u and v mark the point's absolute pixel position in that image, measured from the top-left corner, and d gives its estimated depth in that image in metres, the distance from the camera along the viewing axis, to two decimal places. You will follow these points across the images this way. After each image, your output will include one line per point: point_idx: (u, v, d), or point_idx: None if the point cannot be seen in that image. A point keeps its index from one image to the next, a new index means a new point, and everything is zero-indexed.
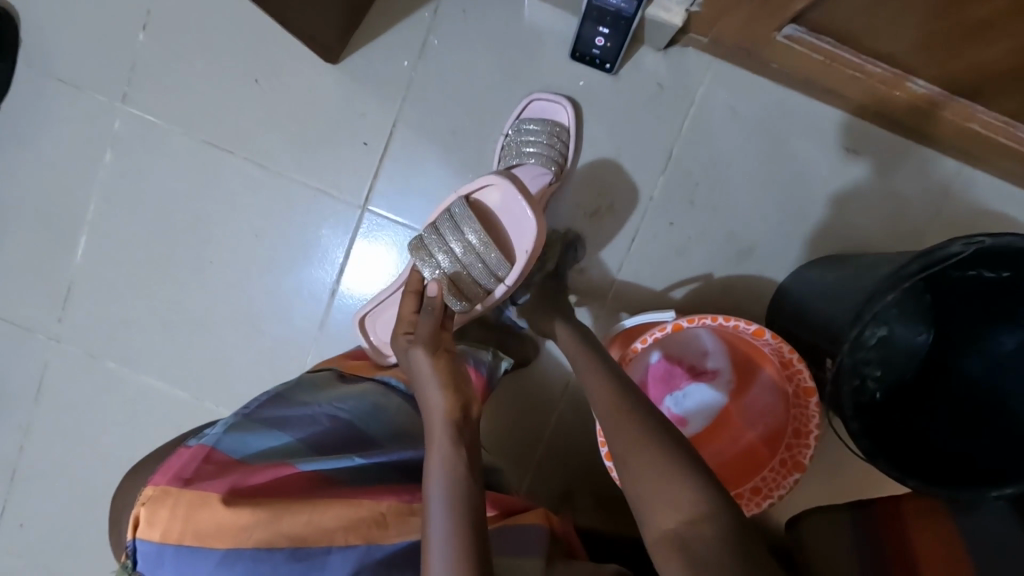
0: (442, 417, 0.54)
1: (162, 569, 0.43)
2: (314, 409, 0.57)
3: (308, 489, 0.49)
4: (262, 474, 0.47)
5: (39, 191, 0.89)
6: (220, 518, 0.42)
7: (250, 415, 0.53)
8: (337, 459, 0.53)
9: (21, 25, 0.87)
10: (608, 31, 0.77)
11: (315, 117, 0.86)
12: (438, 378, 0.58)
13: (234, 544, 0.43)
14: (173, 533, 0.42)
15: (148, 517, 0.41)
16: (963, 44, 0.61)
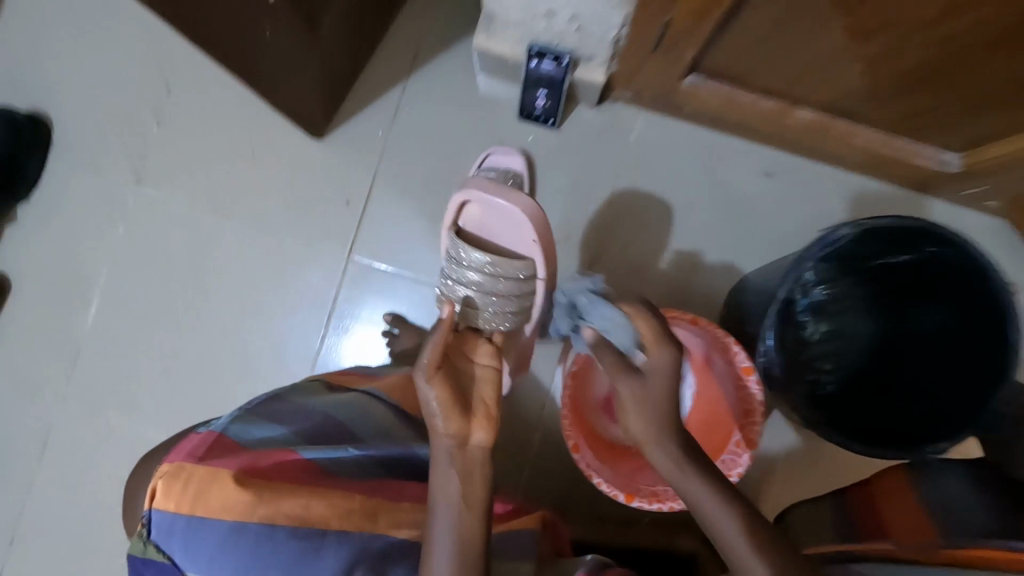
0: (445, 448, 0.53)
1: (171, 540, 0.49)
2: (311, 409, 0.65)
3: (306, 474, 0.56)
4: (266, 457, 0.54)
5: (60, 266, 1.01)
6: (229, 494, 0.49)
7: (255, 416, 0.60)
8: (333, 452, 0.60)
9: (52, 126, 1.01)
10: (545, 93, 0.90)
11: (305, 183, 0.99)
12: (441, 406, 0.54)
13: (238, 517, 0.49)
14: (185, 503, 0.49)
15: (164, 489, 0.49)
16: (827, 75, 0.73)
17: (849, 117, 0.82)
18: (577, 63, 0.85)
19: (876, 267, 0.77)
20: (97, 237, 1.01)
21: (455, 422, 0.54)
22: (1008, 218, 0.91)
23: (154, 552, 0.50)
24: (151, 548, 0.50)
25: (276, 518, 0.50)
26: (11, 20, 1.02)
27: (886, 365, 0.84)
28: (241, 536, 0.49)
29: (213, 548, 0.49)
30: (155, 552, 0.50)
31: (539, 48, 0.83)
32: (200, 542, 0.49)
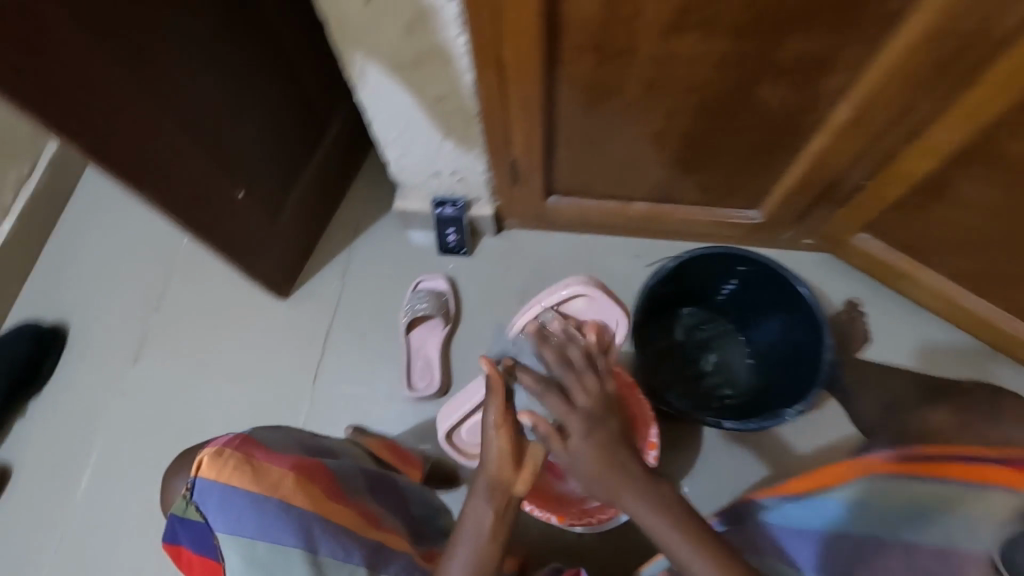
0: (497, 497, 0.59)
1: (209, 502, 0.49)
2: (317, 442, 0.69)
3: (327, 481, 0.57)
4: (296, 458, 0.57)
5: (64, 445, 1.16)
6: (269, 470, 0.52)
7: (280, 435, 0.63)
8: (348, 476, 0.62)
9: (68, 329, 1.25)
10: (453, 230, 1.19)
11: (276, 334, 1.21)
12: (507, 457, 0.59)
13: (274, 492, 0.51)
14: (228, 470, 0.50)
15: (214, 455, 0.50)
16: (637, 178, 1.02)
17: (671, 202, 1.09)
18: (470, 204, 1.17)
19: (725, 296, 1.04)
20: (100, 412, 1.17)
21: (509, 472, 0.60)
22: (827, 250, 1.16)
23: (191, 514, 0.50)
24: (190, 508, 0.50)
25: (297, 500, 0.52)
26: (44, 258, 1.31)
27: (769, 378, 1.01)
28: (268, 505, 0.50)
29: (244, 512, 0.49)
30: (192, 514, 0.50)
31: (440, 198, 1.15)
32: (234, 504, 0.49)
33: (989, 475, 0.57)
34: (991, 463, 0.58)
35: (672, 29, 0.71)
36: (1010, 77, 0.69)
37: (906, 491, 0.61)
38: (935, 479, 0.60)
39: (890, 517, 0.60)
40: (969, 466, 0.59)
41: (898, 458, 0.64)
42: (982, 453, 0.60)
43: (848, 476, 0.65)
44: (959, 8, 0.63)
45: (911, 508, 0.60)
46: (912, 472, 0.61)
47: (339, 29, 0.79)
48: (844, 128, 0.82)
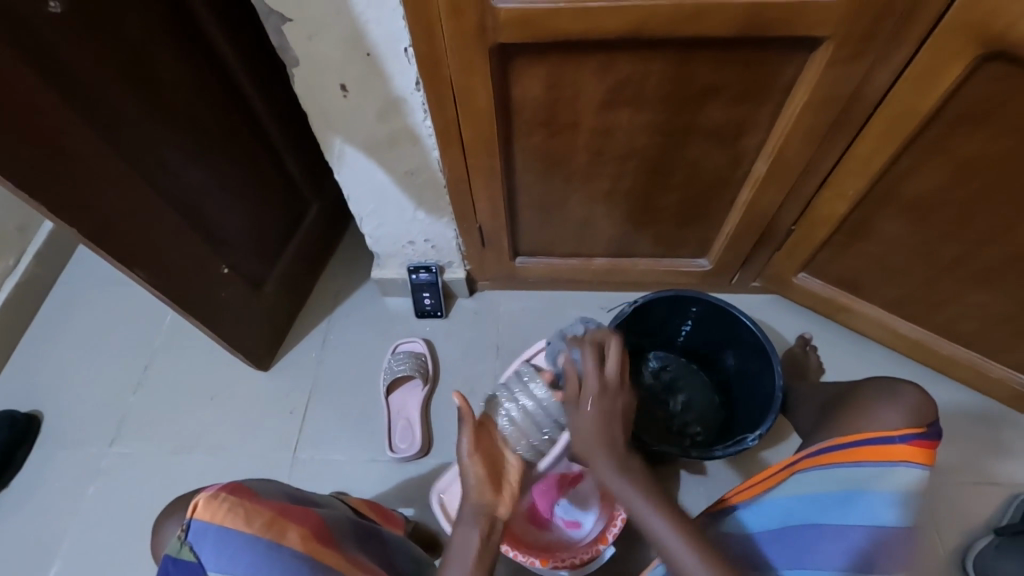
0: (471, 506, 0.69)
1: (203, 541, 0.50)
2: (301, 493, 0.69)
3: (314, 525, 0.59)
4: (283, 504, 0.58)
5: (30, 538, 1.11)
6: (259, 513, 0.53)
7: (269, 484, 0.64)
8: (334, 522, 0.64)
9: (41, 417, 1.23)
10: (429, 294, 1.26)
11: (256, 407, 1.22)
12: (480, 472, 0.69)
13: (265, 531, 0.52)
14: (222, 512, 0.51)
15: (209, 498, 0.51)
16: (595, 235, 1.13)
17: (629, 255, 1.18)
18: (444, 268, 1.25)
19: (685, 338, 1.14)
20: (71, 501, 1.14)
21: (484, 496, 0.68)
22: (773, 292, 1.27)
23: (185, 554, 0.50)
24: (184, 549, 0.50)
25: (285, 539, 0.54)
26: (22, 348, 1.32)
27: (733, 411, 1.09)
28: (258, 544, 0.51)
29: (237, 551, 0.50)
30: (186, 554, 0.50)
31: (415, 264, 1.23)
32: (227, 545, 0.50)
33: (891, 455, 0.66)
34: (893, 441, 0.66)
35: (606, 106, 0.84)
36: (884, 131, 0.83)
37: (835, 479, 0.67)
38: (856, 465, 0.66)
39: (825, 504, 0.66)
40: (878, 447, 0.66)
41: (824, 450, 0.69)
42: (885, 431, 0.67)
43: (785, 475, 0.70)
44: (833, 81, 0.77)
45: (840, 493, 0.66)
46: (838, 463, 0.67)
47: (321, 118, 0.90)
48: (764, 182, 0.95)
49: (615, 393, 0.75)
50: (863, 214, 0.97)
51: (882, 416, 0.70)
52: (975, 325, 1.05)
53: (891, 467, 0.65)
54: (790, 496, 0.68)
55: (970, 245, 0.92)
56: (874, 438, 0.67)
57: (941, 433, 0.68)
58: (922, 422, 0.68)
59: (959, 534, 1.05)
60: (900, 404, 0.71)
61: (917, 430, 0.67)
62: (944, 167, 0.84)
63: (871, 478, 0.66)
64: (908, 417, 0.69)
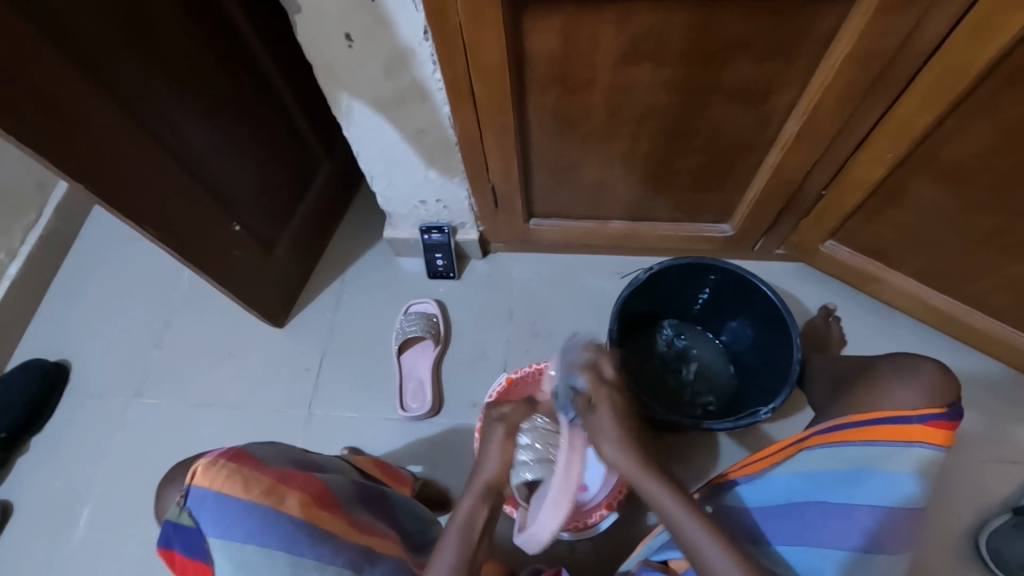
0: (485, 481, 0.65)
1: (203, 507, 0.51)
2: (308, 456, 0.71)
3: (316, 490, 0.60)
4: (286, 470, 0.58)
5: (64, 480, 1.18)
6: (258, 479, 0.54)
7: (272, 448, 0.65)
8: (338, 487, 0.65)
9: (69, 367, 1.28)
10: (441, 256, 1.25)
11: (272, 364, 1.25)
12: (500, 457, 0.65)
13: (264, 498, 0.53)
14: (220, 479, 0.51)
15: (208, 465, 0.52)
16: (611, 198, 1.08)
17: (647, 219, 1.14)
18: (456, 229, 1.22)
19: (700, 307, 1.11)
20: (101, 447, 1.20)
21: (501, 473, 0.65)
22: (797, 259, 1.22)
23: (184, 519, 0.51)
24: (184, 513, 0.51)
25: (284, 505, 0.54)
26: (48, 300, 1.36)
27: (747, 382, 1.07)
28: (256, 511, 0.52)
29: (235, 518, 0.51)
30: (186, 519, 0.51)
31: (428, 225, 1.21)
32: (225, 512, 0.51)
33: (906, 434, 0.63)
34: (909, 421, 0.63)
35: (626, 59, 0.78)
36: (932, 89, 0.76)
37: (844, 457, 0.65)
38: (866, 445, 0.64)
39: (829, 482, 0.64)
40: (891, 427, 0.64)
41: (830, 429, 0.67)
42: (901, 411, 0.64)
43: (790, 452, 0.68)
44: (879, 30, 0.70)
45: (847, 470, 0.64)
46: (846, 442, 0.65)
47: (326, 71, 0.87)
48: (795, 143, 0.89)
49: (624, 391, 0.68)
50: (901, 179, 0.91)
51: (902, 396, 0.67)
52: (1013, 300, 0.99)
53: (904, 447, 0.63)
54: (794, 474, 0.67)
55: (1016, 214, 0.85)
56: (889, 417, 0.64)
57: (962, 413, 0.64)
58: (942, 401, 0.65)
59: (973, 511, 1.03)
60: (920, 381, 0.68)
61: (936, 410, 0.63)
62: (997, 129, 0.77)
63: (881, 458, 0.63)
64: (928, 395, 0.66)
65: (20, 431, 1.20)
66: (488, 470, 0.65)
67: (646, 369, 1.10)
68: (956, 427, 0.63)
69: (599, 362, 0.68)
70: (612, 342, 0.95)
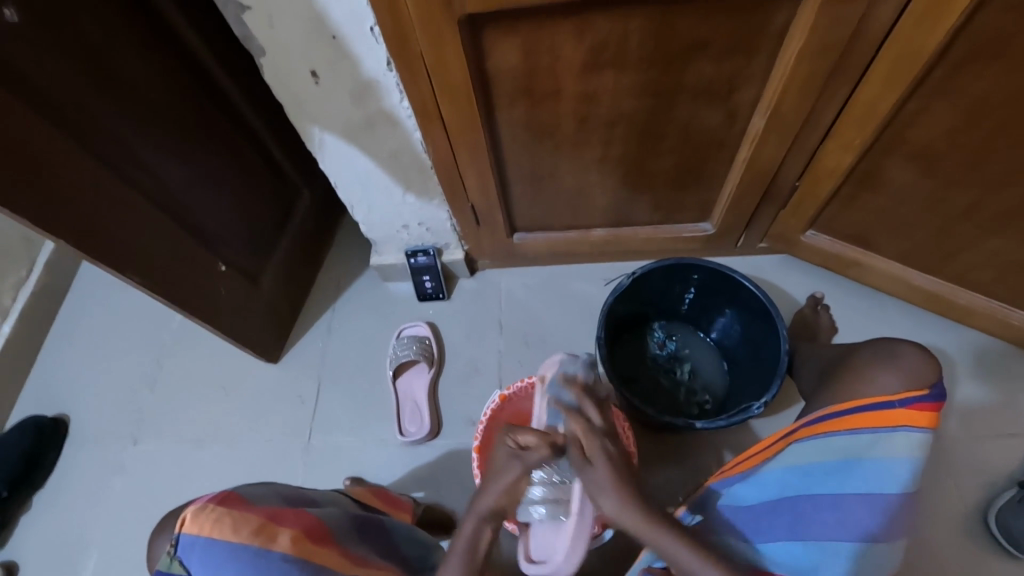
0: (490, 504, 0.67)
1: (193, 555, 0.51)
2: (302, 493, 0.71)
3: (308, 525, 0.60)
4: (276, 508, 0.58)
5: (66, 535, 1.17)
6: (248, 520, 0.54)
7: (262, 487, 0.65)
8: (331, 520, 0.65)
9: (65, 420, 1.28)
10: (428, 278, 1.25)
11: (267, 399, 1.24)
12: (505, 487, 0.66)
13: (253, 538, 0.53)
14: (209, 524, 0.52)
15: (196, 511, 0.52)
16: (590, 207, 1.10)
17: (628, 224, 1.15)
18: (441, 250, 1.24)
19: (688, 306, 1.11)
20: (100, 498, 1.19)
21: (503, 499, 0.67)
22: (780, 252, 1.23)
23: (175, 569, 0.51)
24: (175, 563, 0.51)
25: (275, 543, 0.54)
26: (41, 355, 1.36)
27: (740, 378, 1.07)
28: (247, 552, 0.52)
29: (226, 562, 0.51)
30: (176, 568, 0.51)
31: (412, 248, 1.22)
32: (215, 557, 0.51)
33: (890, 420, 0.63)
34: (892, 406, 0.63)
35: (589, 69, 0.80)
36: (890, 72, 0.77)
37: (832, 447, 0.65)
38: (853, 433, 0.64)
39: (821, 474, 0.64)
40: (876, 413, 0.64)
41: (818, 421, 0.67)
42: (883, 396, 0.65)
43: (780, 446, 0.69)
44: (828, 23, 0.72)
45: (837, 460, 0.64)
46: (834, 432, 0.65)
47: (295, 107, 0.88)
48: (762, 137, 0.90)
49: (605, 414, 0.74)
50: (871, 163, 0.92)
51: (886, 381, 0.68)
52: (995, 273, 0.99)
53: (891, 433, 0.63)
54: (786, 467, 0.67)
55: (985, 187, 0.87)
56: (873, 403, 0.64)
57: (946, 393, 0.64)
58: (924, 383, 0.65)
59: (981, 489, 1.02)
60: (902, 365, 0.68)
61: (919, 393, 0.63)
62: (955, 107, 0.79)
63: (870, 444, 0.63)
64: (910, 379, 0.66)
65: (20, 488, 1.19)
66: (490, 496, 0.67)
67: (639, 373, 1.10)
68: (940, 408, 0.63)
69: (582, 406, 0.72)
70: (600, 349, 0.95)
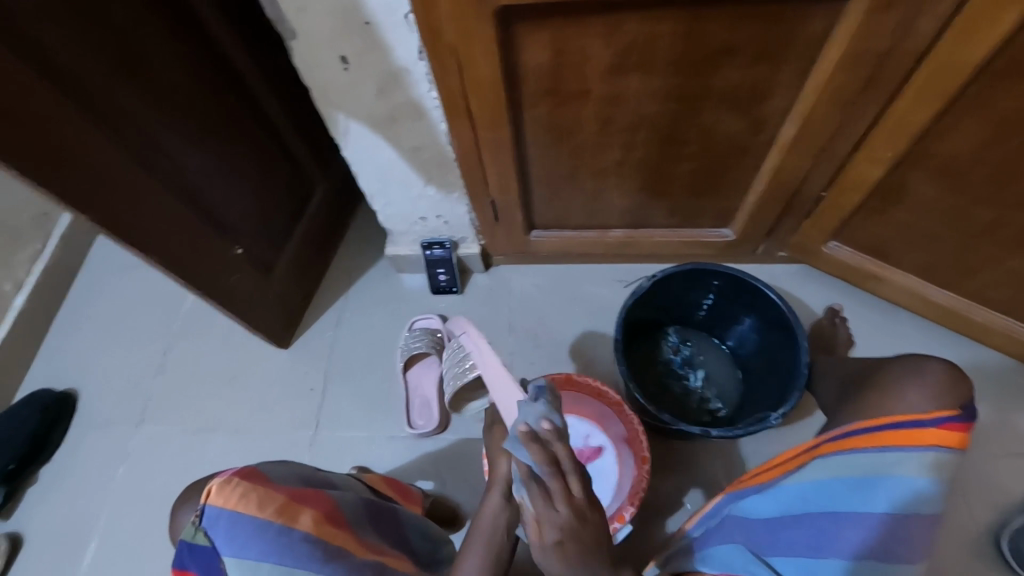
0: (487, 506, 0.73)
1: (217, 527, 0.50)
2: (319, 474, 0.71)
3: (327, 509, 0.59)
4: (297, 488, 0.58)
5: (73, 509, 1.18)
6: (272, 498, 0.53)
7: (281, 467, 0.64)
8: (348, 504, 0.64)
9: (76, 396, 1.28)
10: (443, 271, 1.25)
11: (277, 384, 1.24)
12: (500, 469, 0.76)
13: (278, 517, 0.53)
14: (235, 497, 0.51)
15: (223, 483, 0.51)
16: (610, 208, 1.09)
17: (647, 226, 1.14)
18: (457, 244, 1.23)
19: (704, 313, 1.11)
20: (107, 475, 1.20)
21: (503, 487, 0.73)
22: (798, 262, 1.22)
23: (199, 540, 0.51)
24: (199, 534, 0.51)
25: (296, 523, 0.54)
26: (53, 330, 1.37)
27: (754, 387, 1.06)
28: (271, 529, 0.51)
29: (249, 539, 0.51)
30: (201, 539, 0.51)
31: (428, 241, 1.21)
32: (239, 531, 0.50)
33: (919, 439, 0.62)
34: (922, 425, 0.62)
35: (618, 70, 0.79)
36: (927, 87, 0.76)
37: (858, 464, 0.64)
38: (879, 451, 0.63)
39: (847, 491, 0.63)
40: (904, 432, 0.63)
41: (845, 436, 0.66)
42: (913, 414, 0.64)
43: (804, 460, 0.67)
44: (868, 34, 0.71)
45: (863, 478, 0.63)
46: (861, 449, 0.64)
47: (322, 93, 0.87)
48: (791, 147, 0.89)
49: (584, 519, 0.55)
50: (900, 178, 0.90)
51: (913, 401, 0.67)
52: (1020, 295, 0.98)
53: (919, 452, 0.62)
54: (808, 482, 0.65)
55: (1012, 209, 0.85)
56: (903, 422, 0.64)
57: (978, 414, 0.63)
58: (954, 403, 0.64)
59: (993, 512, 1.01)
60: (929, 384, 0.67)
61: (950, 413, 0.62)
62: (993, 127, 0.77)
63: (897, 463, 0.62)
64: (941, 398, 0.65)
65: (28, 461, 1.19)
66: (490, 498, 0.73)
67: (652, 378, 1.09)
68: (970, 429, 0.62)
69: (540, 479, 0.55)
70: (616, 351, 0.95)
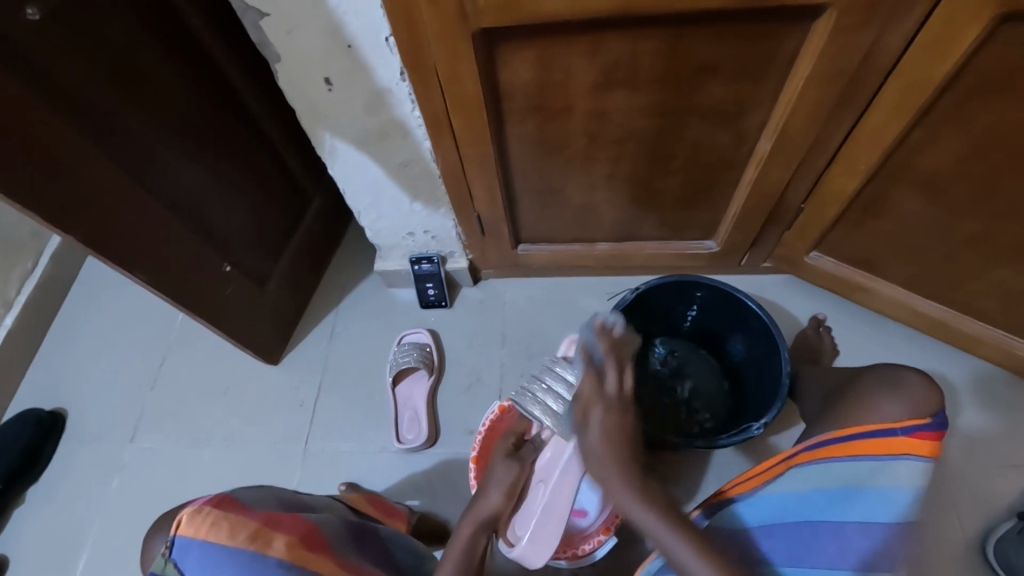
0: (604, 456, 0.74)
1: (189, 556, 0.51)
2: (298, 497, 0.71)
3: (304, 531, 0.60)
4: (273, 513, 0.59)
5: (60, 528, 1.17)
6: (245, 524, 0.54)
7: (260, 491, 0.65)
8: (327, 525, 0.65)
9: (64, 414, 1.28)
10: (431, 285, 1.26)
11: (268, 400, 1.24)
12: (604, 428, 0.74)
13: (250, 543, 0.53)
14: (206, 526, 0.51)
15: (193, 513, 0.52)
16: (596, 222, 1.10)
17: (634, 239, 1.15)
18: (445, 258, 1.24)
19: (690, 324, 1.12)
20: (94, 493, 1.19)
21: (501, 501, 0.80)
22: (783, 272, 1.23)
23: (170, 571, 0.51)
24: (169, 565, 0.51)
25: (270, 548, 0.54)
26: (43, 348, 1.36)
27: (741, 397, 1.07)
28: (243, 555, 0.52)
29: (220, 566, 0.51)
30: (171, 570, 0.51)
31: (417, 255, 1.22)
32: (211, 559, 0.51)
33: (891, 448, 0.63)
34: (894, 434, 0.63)
35: (600, 88, 0.81)
36: (898, 101, 0.78)
37: (832, 474, 0.65)
38: (852, 460, 0.64)
39: (823, 501, 0.65)
40: (876, 441, 0.64)
41: (817, 445, 0.67)
42: (885, 423, 0.64)
43: (780, 470, 0.68)
44: (839, 51, 0.73)
45: (838, 487, 0.64)
46: (835, 458, 0.65)
47: (309, 114, 0.89)
48: (769, 159, 0.91)
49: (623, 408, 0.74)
50: (878, 189, 0.92)
51: (889, 408, 0.67)
52: (998, 302, 0.99)
53: (891, 461, 0.63)
54: (787, 492, 0.67)
55: (983, 217, 0.87)
56: (875, 431, 0.64)
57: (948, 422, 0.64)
58: (927, 412, 0.64)
59: (981, 519, 1.02)
60: (905, 393, 0.68)
61: (920, 421, 0.63)
62: (963, 139, 0.79)
63: (872, 472, 0.63)
64: (913, 407, 0.66)
65: (16, 480, 1.18)
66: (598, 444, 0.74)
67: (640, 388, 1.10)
68: (942, 438, 0.63)
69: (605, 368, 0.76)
70: None
